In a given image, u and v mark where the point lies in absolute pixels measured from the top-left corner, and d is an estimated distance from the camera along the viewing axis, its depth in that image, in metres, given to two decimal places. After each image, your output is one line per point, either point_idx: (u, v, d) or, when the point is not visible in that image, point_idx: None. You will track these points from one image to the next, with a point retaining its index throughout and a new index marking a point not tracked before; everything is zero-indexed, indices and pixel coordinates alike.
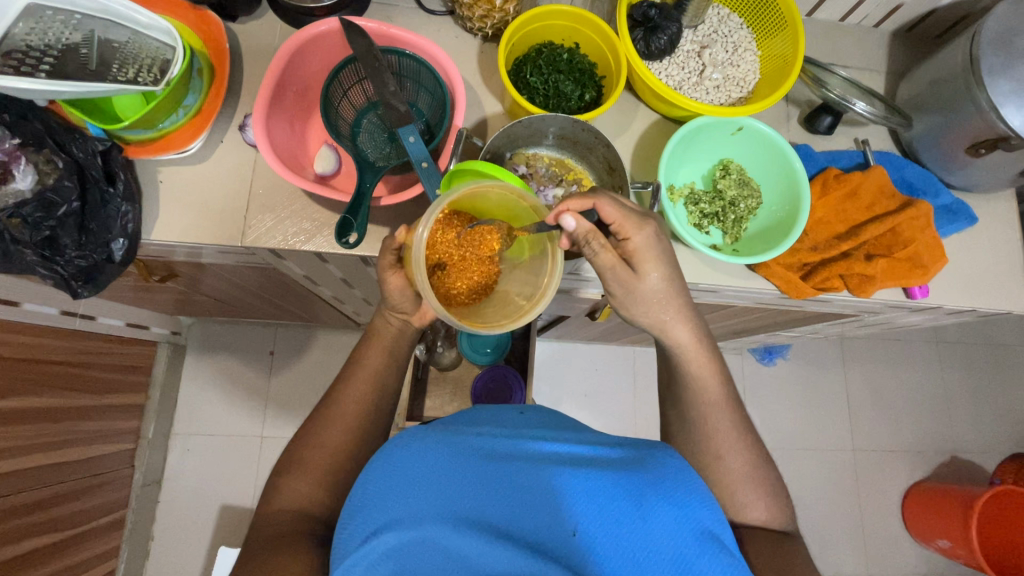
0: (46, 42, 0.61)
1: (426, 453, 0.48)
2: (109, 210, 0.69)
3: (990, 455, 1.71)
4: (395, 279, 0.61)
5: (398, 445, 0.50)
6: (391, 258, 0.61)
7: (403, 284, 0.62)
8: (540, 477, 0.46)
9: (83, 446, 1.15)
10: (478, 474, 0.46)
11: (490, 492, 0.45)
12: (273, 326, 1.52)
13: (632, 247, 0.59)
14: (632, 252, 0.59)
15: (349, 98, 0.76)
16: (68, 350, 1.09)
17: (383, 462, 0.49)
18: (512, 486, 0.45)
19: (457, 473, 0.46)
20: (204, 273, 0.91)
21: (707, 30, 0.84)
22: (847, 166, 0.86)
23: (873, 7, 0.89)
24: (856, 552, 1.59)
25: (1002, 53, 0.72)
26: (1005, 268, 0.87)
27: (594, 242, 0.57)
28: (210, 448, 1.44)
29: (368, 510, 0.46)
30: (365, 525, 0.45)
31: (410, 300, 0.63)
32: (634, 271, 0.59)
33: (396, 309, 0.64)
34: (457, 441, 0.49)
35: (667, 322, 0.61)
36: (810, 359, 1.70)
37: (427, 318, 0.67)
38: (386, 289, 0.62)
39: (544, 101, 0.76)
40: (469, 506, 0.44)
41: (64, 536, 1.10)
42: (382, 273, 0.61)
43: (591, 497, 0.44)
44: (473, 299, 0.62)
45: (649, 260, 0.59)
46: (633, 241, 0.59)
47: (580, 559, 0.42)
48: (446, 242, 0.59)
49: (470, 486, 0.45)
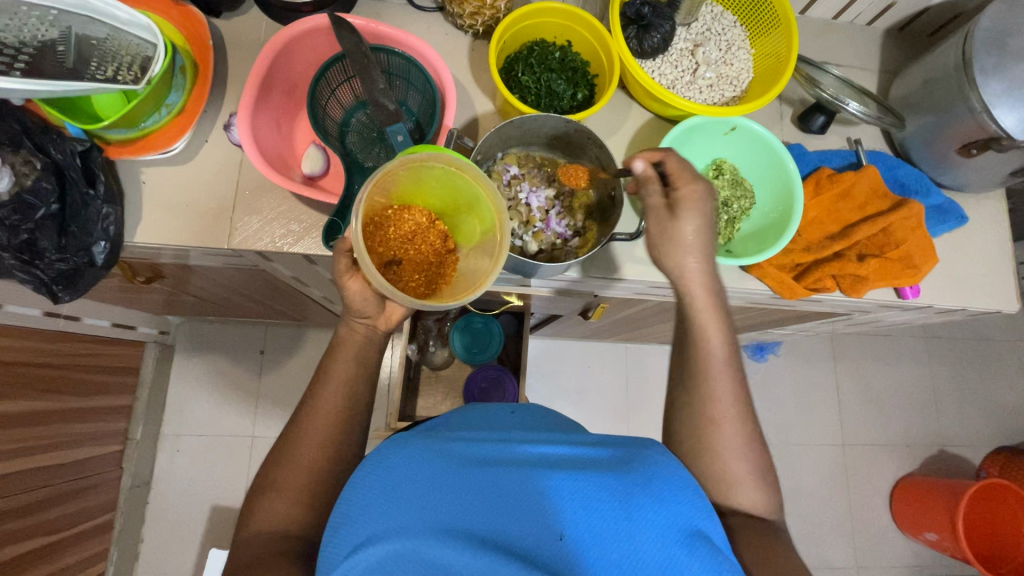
0: (21, 40, 0.59)
1: (411, 462, 0.48)
2: (88, 212, 0.67)
3: (978, 448, 1.73)
4: (354, 283, 0.61)
5: (384, 455, 0.50)
6: (345, 261, 0.61)
7: (364, 288, 0.61)
8: (526, 480, 0.45)
9: (69, 449, 1.13)
10: (463, 482, 0.45)
11: (473, 500, 0.44)
12: (262, 325, 1.50)
13: (678, 193, 0.60)
14: (678, 200, 0.60)
15: (337, 96, 0.74)
16: (52, 351, 1.07)
17: (369, 471, 0.49)
18: (497, 491, 0.45)
19: (441, 482, 0.45)
20: (191, 275, 0.89)
21: (700, 29, 0.83)
22: (839, 166, 0.86)
23: (866, 6, 0.89)
24: (846, 546, 1.60)
25: (995, 53, 0.72)
26: (995, 267, 0.88)
27: (649, 187, 0.62)
28: (200, 448, 1.42)
29: (353, 523, 0.46)
30: (351, 537, 0.45)
31: (374, 304, 0.63)
32: (672, 215, 0.60)
33: (357, 314, 0.63)
34: (442, 448, 0.49)
35: (685, 268, 0.60)
36: (801, 356, 1.71)
37: (393, 320, 0.65)
38: (346, 294, 0.61)
39: (536, 100, 0.75)
40: (454, 516, 0.43)
41: (51, 540, 1.09)
42: (340, 278, 0.61)
43: (577, 499, 0.44)
44: (434, 288, 0.62)
45: (694, 211, 0.60)
46: (681, 191, 0.60)
47: (568, 563, 0.42)
48: (395, 237, 0.61)
49: (455, 493, 0.45)
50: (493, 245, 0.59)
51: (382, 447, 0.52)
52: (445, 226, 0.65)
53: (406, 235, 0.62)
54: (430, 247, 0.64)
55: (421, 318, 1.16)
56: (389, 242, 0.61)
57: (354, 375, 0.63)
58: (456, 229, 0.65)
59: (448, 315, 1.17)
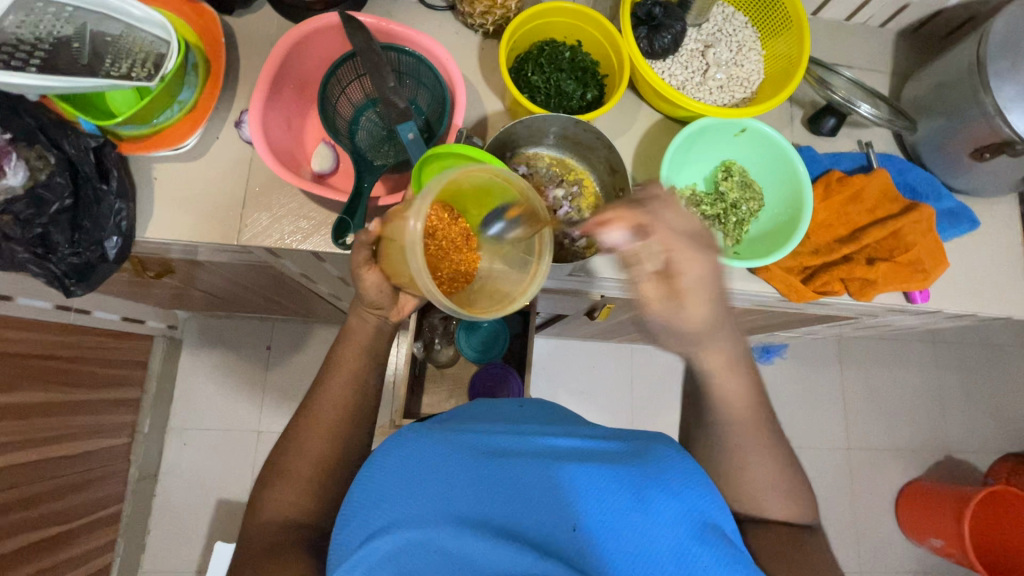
0: (37, 35, 0.60)
1: (425, 453, 0.48)
2: (101, 207, 0.68)
3: (985, 454, 1.72)
4: (371, 275, 0.62)
5: (398, 446, 0.51)
6: (364, 255, 0.61)
7: (380, 280, 0.63)
8: (539, 471, 0.46)
9: (77, 441, 1.14)
10: (477, 473, 0.46)
11: (487, 490, 0.45)
12: (270, 320, 1.51)
13: (679, 282, 0.52)
14: (676, 288, 0.52)
15: (347, 94, 0.74)
16: (62, 344, 1.08)
17: (384, 462, 0.49)
18: (511, 482, 0.45)
19: (456, 472, 0.46)
20: (200, 270, 0.90)
21: (711, 30, 0.83)
22: (850, 169, 0.85)
23: (880, 7, 0.88)
24: (850, 550, 1.60)
25: (1009, 56, 0.71)
26: (1007, 272, 0.87)
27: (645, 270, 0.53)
28: (207, 442, 1.43)
29: (368, 511, 0.46)
30: (366, 526, 0.46)
31: (388, 297, 0.65)
32: (675, 302, 0.52)
33: (371, 305, 0.64)
34: (455, 440, 0.49)
35: None
36: (808, 359, 1.70)
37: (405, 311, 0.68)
38: (362, 286, 0.62)
39: (545, 100, 0.75)
40: (468, 506, 0.44)
41: (59, 531, 1.10)
42: (357, 271, 0.62)
43: (591, 490, 0.44)
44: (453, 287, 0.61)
45: (697, 298, 0.52)
46: (683, 279, 0.51)
47: (582, 553, 0.42)
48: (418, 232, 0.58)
49: (468, 484, 0.45)
50: (526, 256, 0.59)
51: (395, 439, 0.52)
52: (466, 224, 0.63)
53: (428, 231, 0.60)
54: (450, 244, 0.62)
55: (427, 315, 1.17)
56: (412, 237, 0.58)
57: (361, 372, 0.63)
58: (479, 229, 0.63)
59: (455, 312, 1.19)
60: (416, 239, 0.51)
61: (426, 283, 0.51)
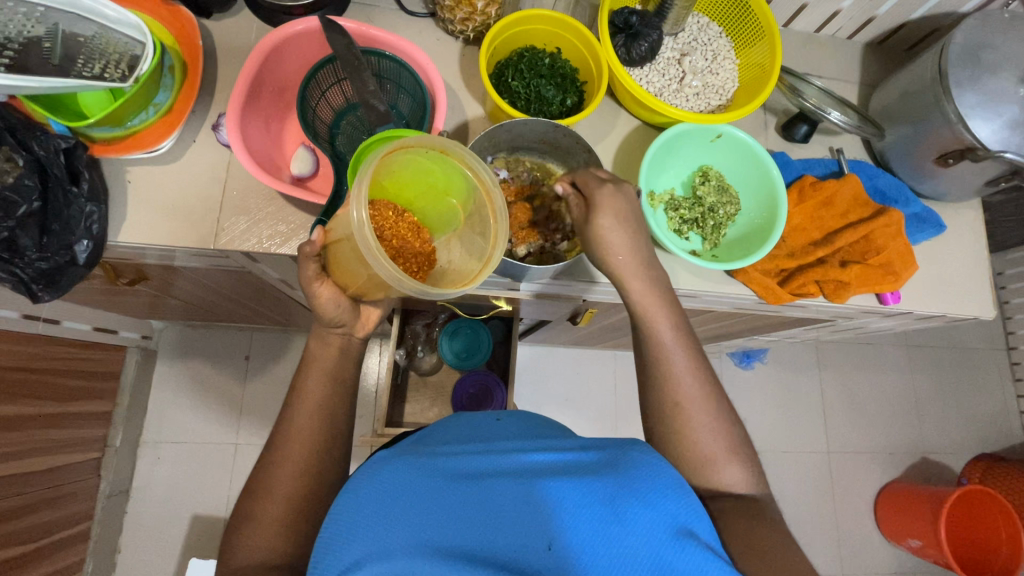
0: (7, 34, 0.59)
1: (398, 481, 0.47)
2: (71, 210, 0.66)
3: (957, 456, 1.76)
4: (325, 289, 0.61)
5: (371, 474, 0.50)
6: (314, 267, 0.60)
7: (335, 293, 0.62)
8: (514, 492, 0.45)
9: (44, 458, 1.10)
10: (452, 497, 0.45)
11: (459, 515, 0.44)
12: (248, 330, 1.48)
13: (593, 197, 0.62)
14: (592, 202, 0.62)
15: (327, 98, 0.74)
16: (30, 355, 1.05)
17: (354, 494, 0.48)
18: (485, 505, 0.44)
19: (428, 498, 0.45)
20: (176, 276, 0.88)
21: (686, 39, 0.85)
22: (822, 174, 0.88)
23: (848, 20, 0.91)
24: (832, 553, 1.61)
25: (968, 68, 0.75)
26: (973, 276, 0.90)
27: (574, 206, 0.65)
28: (183, 454, 1.40)
29: (340, 547, 0.44)
30: (337, 562, 0.44)
31: (347, 311, 0.64)
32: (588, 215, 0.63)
33: (331, 323, 0.64)
34: (426, 466, 0.48)
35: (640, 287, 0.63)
36: (786, 364, 1.73)
37: (369, 324, 0.68)
38: (317, 301, 0.61)
39: (526, 105, 0.76)
40: (441, 533, 0.42)
41: (25, 551, 1.05)
42: (310, 287, 0.61)
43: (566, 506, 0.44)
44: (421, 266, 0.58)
45: (607, 214, 0.62)
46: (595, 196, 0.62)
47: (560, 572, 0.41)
48: (386, 221, 0.56)
49: (441, 513, 0.44)
50: (483, 223, 0.55)
51: (367, 469, 0.51)
52: (414, 216, 0.59)
53: (392, 217, 0.56)
54: (412, 242, 0.58)
55: (409, 321, 1.17)
56: (383, 224, 0.55)
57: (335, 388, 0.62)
58: (431, 218, 0.60)
59: (438, 319, 1.19)
60: (385, 266, 0.47)
61: (391, 272, 0.48)
